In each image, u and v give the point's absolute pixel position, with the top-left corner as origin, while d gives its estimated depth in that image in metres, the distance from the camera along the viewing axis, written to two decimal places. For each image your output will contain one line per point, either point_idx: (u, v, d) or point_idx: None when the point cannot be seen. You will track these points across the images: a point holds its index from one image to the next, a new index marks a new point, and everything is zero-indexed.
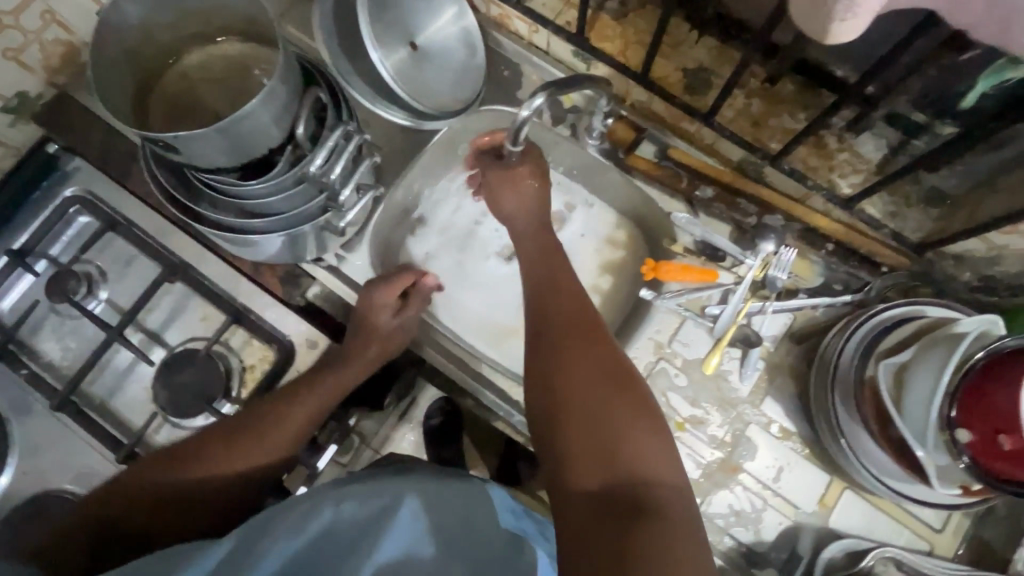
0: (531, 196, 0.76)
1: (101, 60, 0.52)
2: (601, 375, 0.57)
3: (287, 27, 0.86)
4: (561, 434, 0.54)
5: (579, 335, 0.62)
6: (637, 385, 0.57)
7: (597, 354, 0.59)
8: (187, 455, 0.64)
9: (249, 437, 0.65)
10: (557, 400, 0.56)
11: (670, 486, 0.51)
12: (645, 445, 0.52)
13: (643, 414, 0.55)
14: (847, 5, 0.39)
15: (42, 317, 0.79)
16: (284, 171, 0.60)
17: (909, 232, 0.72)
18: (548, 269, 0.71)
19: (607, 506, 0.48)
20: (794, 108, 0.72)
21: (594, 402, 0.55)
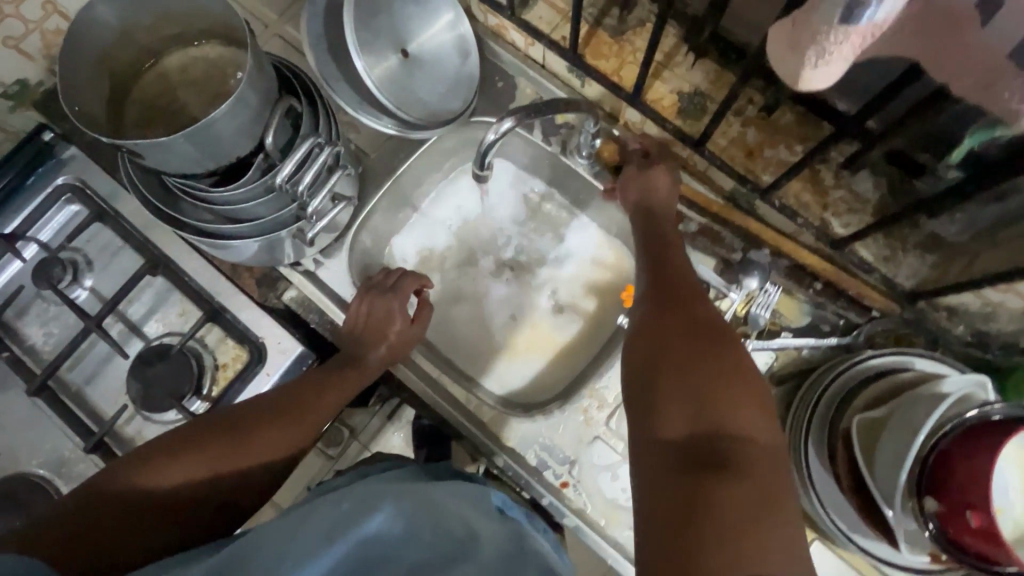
0: (647, 201, 0.70)
1: (73, 58, 0.53)
2: (693, 332, 0.53)
3: (284, 26, 0.86)
4: (650, 383, 0.51)
5: (674, 296, 0.58)
6: (732, 346, 0.52)
7: (693, 315, 0.55)
8: (207, 444, 0.58)
9: (275, 419, 0.62)
10: (645, 355, 0.53)
11: (762, 446, 0.46)
12: (738, 404, 0.47)
13: (741, 375, 0.49)
14: (819, 51, 0.37)
15: (28, 301, 0.81)
16: (253, 179, 0.59)
17: (902, 279, 0.68)
18: (641, 234, 0.68)
19: (690, 456, 0.45)
20: (792, 139, 0.69)
21: (682, 357, 0.51)
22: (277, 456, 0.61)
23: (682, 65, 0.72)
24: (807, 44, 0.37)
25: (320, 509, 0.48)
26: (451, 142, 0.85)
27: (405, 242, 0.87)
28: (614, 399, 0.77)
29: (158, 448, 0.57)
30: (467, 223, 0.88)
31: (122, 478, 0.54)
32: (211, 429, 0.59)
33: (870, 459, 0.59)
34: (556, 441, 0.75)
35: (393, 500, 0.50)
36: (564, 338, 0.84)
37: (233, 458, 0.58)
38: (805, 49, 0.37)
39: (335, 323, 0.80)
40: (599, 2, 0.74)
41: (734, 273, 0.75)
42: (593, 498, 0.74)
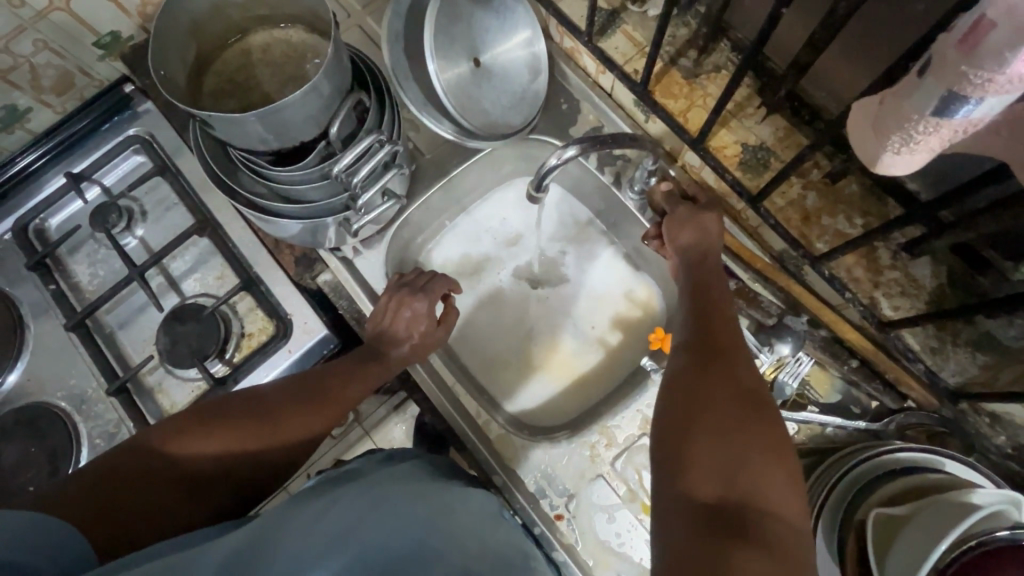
0: (707, 246, 0.66)
1: (167, 27, 0.55)
2: (734, 391, 0.51)
3: (366, 18, 0.89)
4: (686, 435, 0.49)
5: (719, 349, 0.56)
6: (770, 410, 0.50)
7: (737, 371, 0.53)
8: (229, 421, 0.58)
9: (298, 408, 0.62)
10: (677, 407, 0.52)
11: (791, 524, 0.44)
12: (771, 475, 0.46)
13: (776, 441, 0.48)
14: (904, 138, 0.36)
15: (82, 240, 0.85)
16: (312, 163, 0.60)
17: (947, 374, 0.64)
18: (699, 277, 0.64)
19: (716, 522, 0.43)
20: (852, 211, 0.67)
21: (720, 416, 0.49)
22: (295, 447, 0.62)
23: (752, 118, 0.71)
24: (892, 129, 0.36)
25: (325, 514, 0.49)
26: (507, 155, 0.86)
27: (444, 245, 0.88)
28: (623, 439, 0.75)
29: (183, 418, 0.58)
30: (507, 237, 0.89)
31: (149, 444, 0.55)
32: (231, 404, 0.60)
33: (881, 556, 0.56)
34: (558, 472, 0.74)
35: (390, 513, 0.50)
36: (583, 367, 0.83)
37: (253, 435, 0.59)
38: (888, 135, 0.37)
39: (362, 314, 0.81)
40: (678, 41, 0.74)
41: (767, 335, 0.71)
42: (585, 537, 0.73)
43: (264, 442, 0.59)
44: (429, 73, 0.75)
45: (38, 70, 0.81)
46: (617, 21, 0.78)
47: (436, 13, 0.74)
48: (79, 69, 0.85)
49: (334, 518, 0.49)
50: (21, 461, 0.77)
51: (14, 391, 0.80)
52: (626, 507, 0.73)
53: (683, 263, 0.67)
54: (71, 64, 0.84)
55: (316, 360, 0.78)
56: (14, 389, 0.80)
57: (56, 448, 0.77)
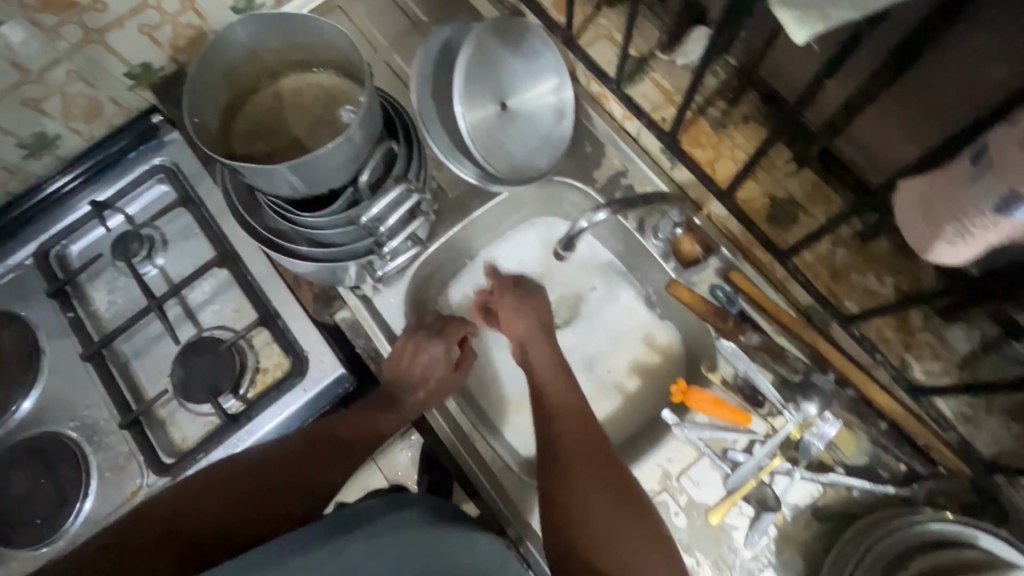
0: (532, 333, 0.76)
1: (203, 72, 0.56)
2: (609, 484, 0.64)
3: (394, 56, 0.90)
4: (579, 533, 0.61)
5: (587, 442, 0.68)
6: (638, 495, 0.65)
7: (596, 459, 0.66)
8: (227, 479, 0.59)
9: (302, 461, 0.62)
10: (561, 503, 0.64)
11: None
12: (652, 555, 0.60)
13: (649, 524, 0.62)
14: (959, 230, 0.35)
15: (102, 268, 0.85)
16: (338, 210, 0.60)
17: (981, 443, 0.62)
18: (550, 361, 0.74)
19: None
20: (882, 270, 0.66)
21: (601, 513, 0.62)
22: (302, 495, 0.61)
23: (780, 172, 0.70)
24: (947, 220, 0.36)
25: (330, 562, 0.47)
26: (528, 195, 0.86)
27: (462, 284, 0.87)
28: None
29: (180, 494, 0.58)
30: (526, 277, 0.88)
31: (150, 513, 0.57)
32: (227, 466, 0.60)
33: None
34: None
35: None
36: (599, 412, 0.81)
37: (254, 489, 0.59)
38: (944, 223, 0.36)
39: (379, 353, 0.79)
40: (707, 91, 0.74)
41: (792, 392, 0.70)
42: None
43: (266, 500, 0.58)
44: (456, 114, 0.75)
45: (69, 99, 0.82)
46: (645, 68, 0.77)
47: (466, 58, 0.74)
48: (110, 99, 0.86)
49: (349, 569, 0.47)
50: (29, 491, 0.75)
51: (27, 419, 0.79)
52: None
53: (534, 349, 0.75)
54: (102, 95, 0.85)
55: (331, 399, 0.77)
56: (27, 416, 0.79)
57: (65, 479, 0.76)
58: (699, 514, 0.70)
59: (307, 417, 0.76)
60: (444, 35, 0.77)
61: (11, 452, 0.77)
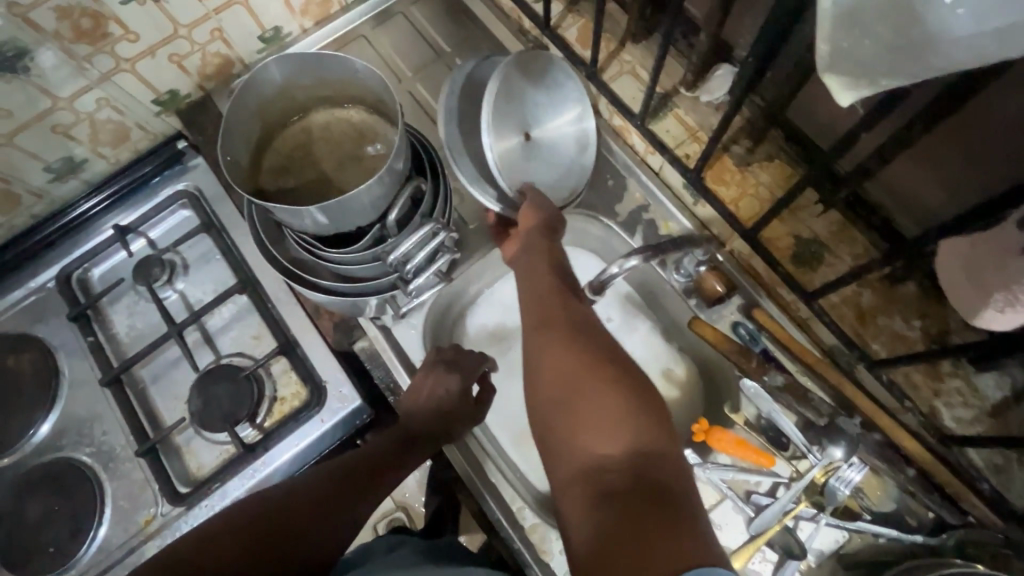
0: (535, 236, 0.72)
1: (237, 110, 0.57)
2: (598, 364, 0.60)
3: (418, 86, 0.92)
4: (569, 413, 0.57)
5: (578, 330, 0.64)
6: (633, 375, 0.60)
7: (586, 344, 0.63)
8: (249, 516, 0.56)
9: (334, 493, 0.61)
10: (550, 389, 0.61)
11: (672, 461, 0.52)
12: (648, 422, 0.54)
13: (645, 399, 0.57)
14: None
15: (123, 292, 0.85)
16: (365, 246, 0.60)
17: (1015, 495, 0.62)
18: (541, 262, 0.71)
19: (612, 472, 0.50)
20: (909, 312, 0.65)
21: (589, 388, 0.58)
22: (334, 530, 0.58)
23: (805, 212, 0.70)
24: None
25: None
26: None
27: (480, 314, 0.86)
28: None
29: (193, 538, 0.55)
30: None
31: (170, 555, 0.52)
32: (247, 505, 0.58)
33: None
34: None
35: None
36: None
37: (281, 525, 0.56)
38: None
39: (397, 385, 0.78)
40: (732, 128, 0.74)
41: (818, 435, 0.68)
42: None
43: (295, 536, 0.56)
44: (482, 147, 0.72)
45: (97, 126, 0.83)
46: (669, 105, 0.78)
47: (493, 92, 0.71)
48: (137, 125, 0.87)
49: None
50: (43, 519, 0.75)
51: (44, 444, 0.79)
52: None
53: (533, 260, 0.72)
54: (129, 121, 0.86)
55: (348, 430, 0.76)
56: (42, 441, 0.79)
57: (80, 507, 0.75)
58: None
59: (323, 449, 0.76)
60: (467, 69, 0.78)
61: (27, 476, 0.77)
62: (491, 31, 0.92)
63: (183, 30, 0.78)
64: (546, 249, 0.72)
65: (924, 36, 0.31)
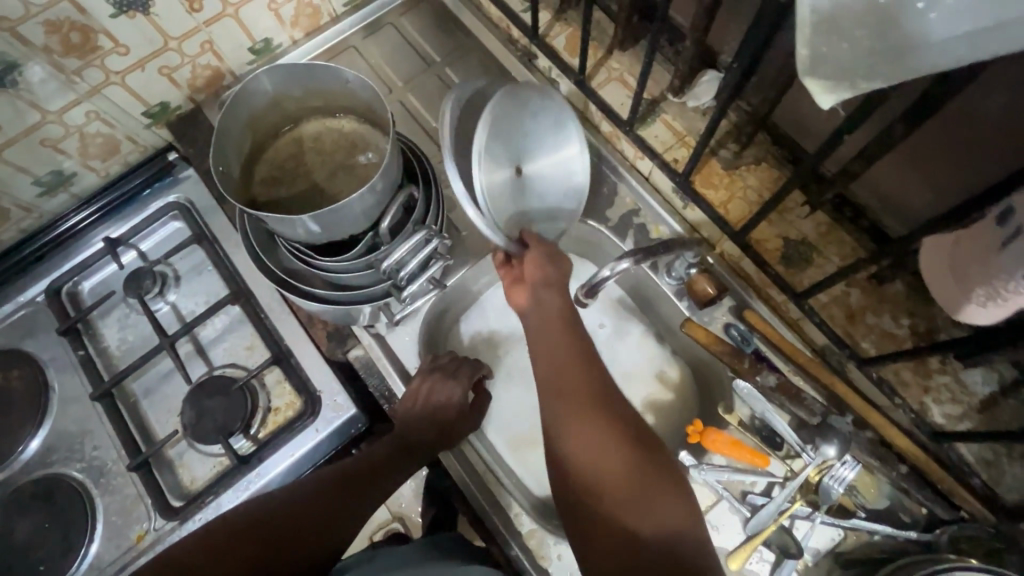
0: (544, 277, 0.68)
1: (228, 121, 0.57)
2: (623, 432, 0.60)
3: (409, 95, 0.92)
4: (597, 487, 0.57)
5: (598, 389, 0.63)
6: (653, 443, 0.60)
7: (609, 407, 0.61)
8: (247, 521, 0.57)
9: (330, 498, 0.61)
10: (574, 456, 0.59)
11: (697, 540, 0.54)
12: (671, 501, 0.56)
13: (668, 472, 0.58)
14: (988, 292, 0.37)
15: (113, 304, 0.85)
16: (357, 255, 0.60)
17: (1004, 488, 0.63)
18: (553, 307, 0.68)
19: (646, 560, 0.51)
20: (898, 311, 0.67)
21: (618, 461, 0.57)
22: (330, 536, 0.58)
23: (793, 213, 0.71)
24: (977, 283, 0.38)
25: None
26: None
27: (473, 319, 0.87)
28: None
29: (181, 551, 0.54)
30: None
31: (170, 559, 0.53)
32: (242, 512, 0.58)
33: None
34: None
35: None
36: None
37: (275, 532, 0.56)
38: (974, 287, 0.38)
39: (392, 393, 0.78)
40: (719, 133, 0.75)
41: (810, 434, 0.69)
42: None
43: (289, 542, 0.56)
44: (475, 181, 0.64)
45: (86, 139, 0.83)
46: (657, 110, 0.79)
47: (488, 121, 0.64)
48: (126, 137, 0.87)
49: None
50: (32, 537, 0.74)
51: (33, 460, 0.78)
52: None
53: (545, 302, 0.68)
54: (119, 133, 0.85)
55: (344, 439, 0.76)
56: (30, 458, 0.78)
57: (70, 523, 0.74)
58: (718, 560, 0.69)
59: (318, 459, 0.75)
60: (476, 83, 0.71)
61: (15, 493, 0.75)
62: (481, 41, 0.93)
63: (174, 43, 0.78)
64: (556, 295, 0.68)
65: (900, 40, 0.32)
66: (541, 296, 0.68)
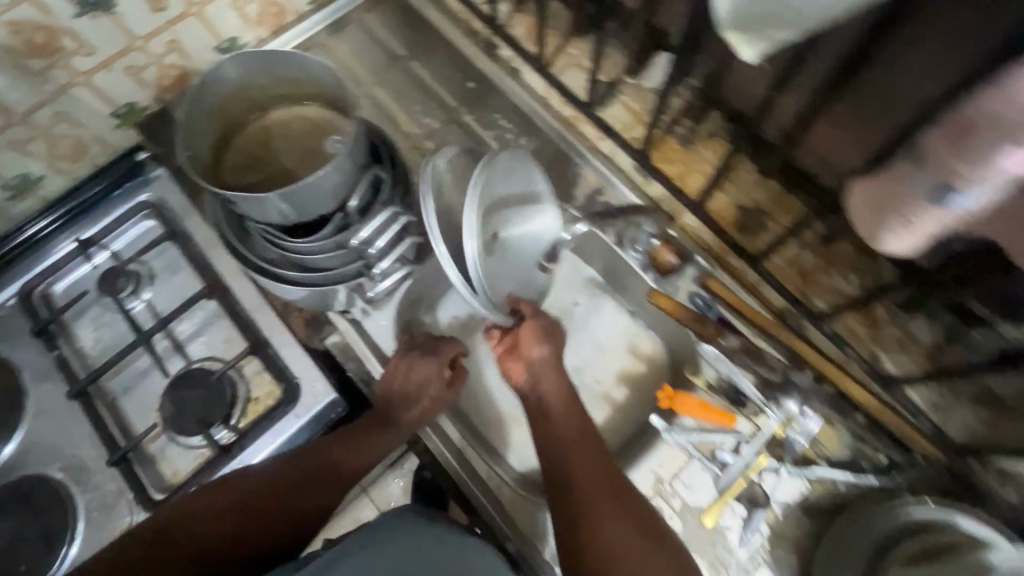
0: (543, 363, 0.70)
1: (196, 110, 0.59)
2: (633, 524, 0.63)
3: (377, 88, 0.95)
4: None
5: (605, 480, 0.65)
6: (659, 530, 0.64)
7: (616, 497, 0.64)
8: (227, 493, 0.59)
9: (307, 476, 0.63)
10: (587, 552, 0.61)
11: None
12: None
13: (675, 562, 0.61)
14: (899, 223, 0.39)
15: (87, 305, 0.85)
16: (328, 235, 0.62)
17: (953, 429, 0.67)
18: (555, 396, 0.70)
19: None
20: (846, 269, 0.71)
21: (631, 554, 0.60)
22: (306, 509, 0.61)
23: (745, 183, 0.76)
24: (890, 215, 0.40)
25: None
26: None
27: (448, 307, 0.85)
28: None
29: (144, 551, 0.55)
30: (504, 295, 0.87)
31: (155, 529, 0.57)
32: (220, 488, 0.60)
33: None
34: None
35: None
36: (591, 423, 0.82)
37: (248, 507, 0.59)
38: (887, 219, 0.40)
39: (370, 375, 0.80)
40: (673, 111, 0.79)
41: (774, 391, 0.73)
42: None
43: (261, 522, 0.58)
44: (465, 250, 0.61)
45: (53, 141, 0.83)
46: (615, 92, 0.82)
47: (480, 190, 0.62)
48: (94, 139, 0.87)
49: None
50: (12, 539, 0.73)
51: (11, 463, 0.78)
52: None
53: (545, 388, 0.70)
54: (87, 135, 0.86)
55: (324, 424, 0.77)
56: (7, 460, 0.78)
57: (52, 522, 0.74)
58: (693, 517, 0.72)
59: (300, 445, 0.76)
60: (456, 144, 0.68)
61: None
62: (444, 33, 0.96)
63: (138, 42, 0.80)
64: (556, 382, 0.71)
65: None
66: (542, 386, 0.71)
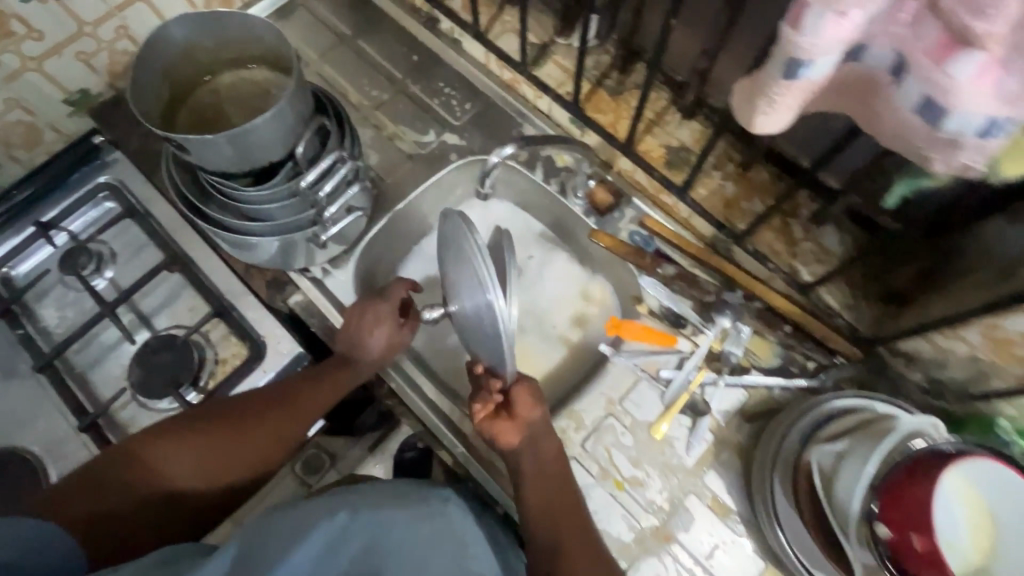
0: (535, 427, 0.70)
1: (145, 69, 0.63)
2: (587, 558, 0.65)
3: (325, 65, 0.99)
4: None
5: (578, 527, 0.67)
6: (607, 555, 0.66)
7: (582, 540, 0.66)
8: (206, 424, 0.68)
9: (273, 416, 0.70)
10: None
11: None
12: None
13: None
14: (767, 101, 0.44)
15: (49, 285, 0.87)
16: (281, 182, 0.67)
17: (863, 325, 0.74)
18: (546, 460, 0.70)
19: None
20: (765, 194, 0.78)
21: None
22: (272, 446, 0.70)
23: (670, 124, 0.82)
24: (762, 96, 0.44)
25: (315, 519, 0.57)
26: (455, 179, 0.93)
27: (408, 266, 0.92)
28: (591, 422, 0.78)
29: (150, 505, 0.64)
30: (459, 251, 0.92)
31: (135, 454, 0.64)
32: (195, 425, 0.67)
33: (829, 489, 0.63)
34: None
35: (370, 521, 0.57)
36: (548, 362, 0.86)
37: (222, 442, 0.68)
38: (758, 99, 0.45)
39: (332, 327, 0.84)
40: (601, 66, 0.86)
41: (709, 311, 0.79)
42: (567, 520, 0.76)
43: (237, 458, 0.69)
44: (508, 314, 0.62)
45: (8, 128, 0.85)
46: (548, 53, 0.89)
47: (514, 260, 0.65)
48: (48, 126, 0.90)
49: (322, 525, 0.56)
50: None
51: None
52: (600, 486, 0.75)
53: (536, 458, 0.69)
54: (41, 122, 0.89)
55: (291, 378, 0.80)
56: None
57: (25, 492, 0.76)
58: (643, 431, 0.77)
59: None
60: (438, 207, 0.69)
61: None
62: (386, 12, 1.01)
63: (88, 28, 0.83)
64: (550, 442, 0.71)
65: None
66: (532, 453, 0.70)
